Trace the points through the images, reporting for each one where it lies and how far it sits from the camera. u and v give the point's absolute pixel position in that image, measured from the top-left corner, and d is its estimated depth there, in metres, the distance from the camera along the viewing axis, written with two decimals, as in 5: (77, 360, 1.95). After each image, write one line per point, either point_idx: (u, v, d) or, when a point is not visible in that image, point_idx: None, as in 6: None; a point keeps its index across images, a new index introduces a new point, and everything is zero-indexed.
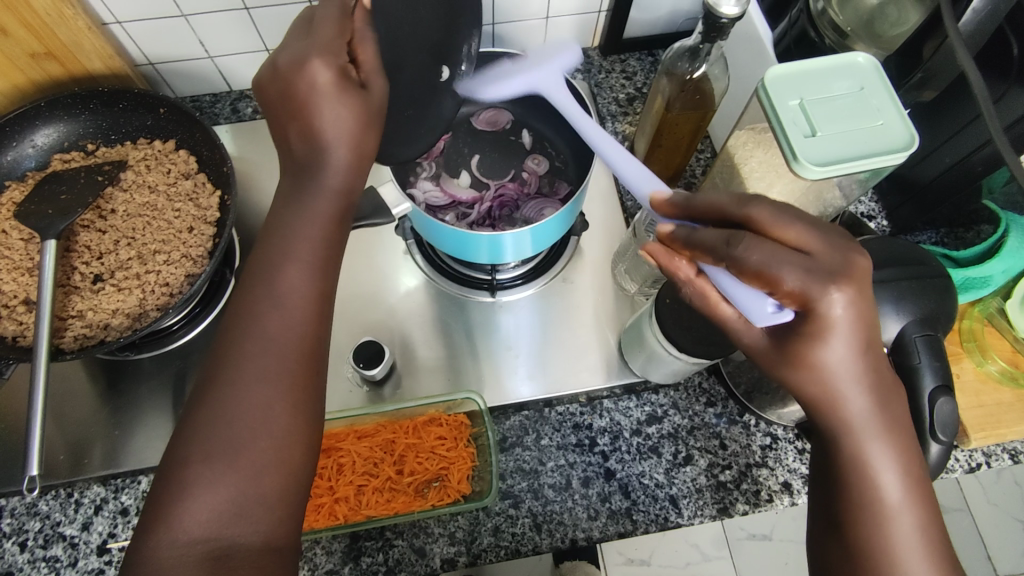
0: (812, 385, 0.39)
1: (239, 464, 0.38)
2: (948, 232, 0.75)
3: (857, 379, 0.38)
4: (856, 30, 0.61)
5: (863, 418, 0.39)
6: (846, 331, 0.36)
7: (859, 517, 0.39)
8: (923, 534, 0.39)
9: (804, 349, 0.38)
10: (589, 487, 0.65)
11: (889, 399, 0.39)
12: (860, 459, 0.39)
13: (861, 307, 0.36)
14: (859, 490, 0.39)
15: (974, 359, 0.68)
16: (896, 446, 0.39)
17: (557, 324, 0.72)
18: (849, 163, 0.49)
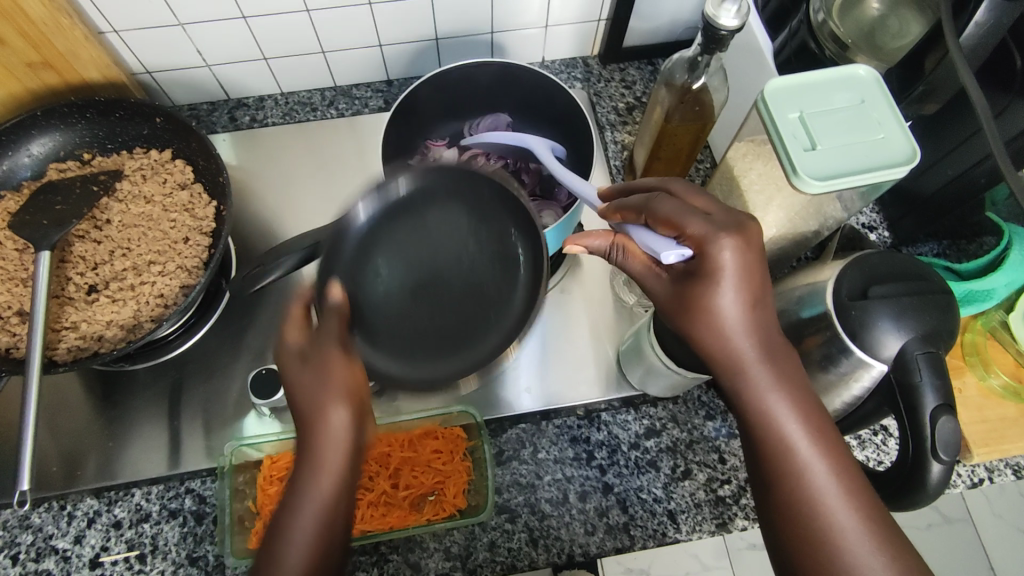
0: (709, 339, 0.42)
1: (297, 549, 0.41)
2: (951, 244, 0.74)
3: (748, 332, 0.41)
4: (856, 43, 0.61)
5: (758, 367, 0.41)
6: (736, 278, 0.40)
7: (780, 473, 0.41)
8: (843, 485, 0.40)
9: (701, 298, 0.41)
10: (586, 502, 0.64)
11: (780, 354, 0.42)
12: (765, 410, 0.41)
13: (751, 256, 0.41)
14: (777, 446, 0.41)
15: (976, 373, 0.67)
16: (795, 398, 0.41)
17: (556, 336, 0.71)
18: (850, 177, 0.48)
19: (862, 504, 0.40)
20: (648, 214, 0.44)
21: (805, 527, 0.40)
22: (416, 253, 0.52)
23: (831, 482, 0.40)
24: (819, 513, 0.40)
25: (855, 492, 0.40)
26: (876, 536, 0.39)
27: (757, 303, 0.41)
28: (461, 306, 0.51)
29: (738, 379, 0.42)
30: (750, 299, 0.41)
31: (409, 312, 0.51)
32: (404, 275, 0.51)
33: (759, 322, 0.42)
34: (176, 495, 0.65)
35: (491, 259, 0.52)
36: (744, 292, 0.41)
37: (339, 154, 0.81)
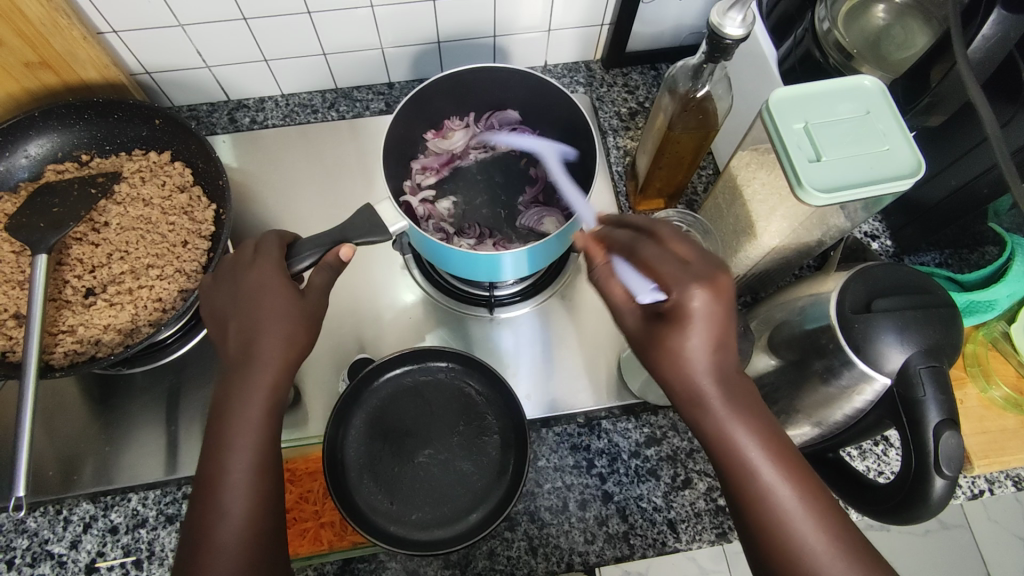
0: (675, 379, 0.41)
1: (230, 553, 0.42)
2: (953, 253, 0.74)
3: (710, 370, 0.41)
4: (861, 53, 0.61)
5: (717, 394, 0.41)
6: (699, 321, 0.40)
7: (750, 503, 0.41)
8: (811, 507, 0.40)
9: (669, 341, 0.41)
10: (586, 510, 0.64)
11: (741, 384, 0.42)
12: (730, 444, 0.41)
13: (716, 307, 0.40)
14: (746, 479, 0.40)
15: (978, 384, 0.67)
16: (759, 429, 0.41)
17: (555, 343, 0.71)
18: (855, 189, 0.48)
19: (831, 526, 0.40)
20: (638, 249, 0.44)
21: (778, 554, 0.40)
22: (416, 420, 0.61)
23: (801, 509, 0.40)
24: (789, 537, 0.39)
25: (823, 510, 0.40)
26: (850, 557, 0.39)
27: (722, 340, 0.41)
28: (470, 450, 0.60)
29: (702, 415, 0.41)
30: (715, 337, 0.41)
31: (408, 473, 0.58)
32: (410, 472, 0.58)
33: (722, 358, 0.41)
34: (173, 500, 0.64)
35: (473, 422, 0.61)
36: (706, 333, 0.40)
37: (339, 157, 0.80)
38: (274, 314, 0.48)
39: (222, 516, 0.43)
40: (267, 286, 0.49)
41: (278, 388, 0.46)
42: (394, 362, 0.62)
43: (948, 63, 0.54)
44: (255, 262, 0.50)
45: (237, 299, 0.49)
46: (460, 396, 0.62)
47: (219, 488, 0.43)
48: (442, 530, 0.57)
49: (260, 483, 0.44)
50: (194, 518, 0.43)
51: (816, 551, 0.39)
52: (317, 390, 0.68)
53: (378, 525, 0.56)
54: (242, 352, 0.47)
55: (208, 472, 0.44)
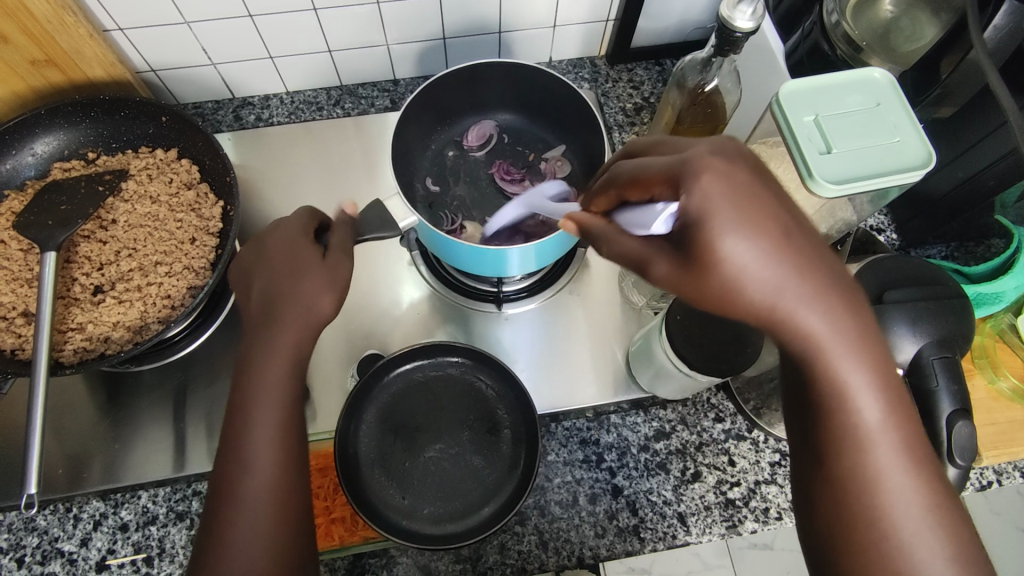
0: (728, 286, 0.33)
1: (255, 517, 0.40)
2: (959, 246, 0.74)
3: (791, 272, 0.32)
4: (870, 45, 0.60)
5: (797, 305, 0.33)
6: (729, 204, 0.32)
7: (828, 428, 0.35)
8: (897, 435, 0.34)
9: (698, 238, 0.32)
10: (596, 504, 0.64)
11: (835, 286, 0.33)
12: (821, 364, 0.34)
13: (735, 180, 0.33)
14: (830, 403, 0.35)
15: (985, 376, 0.67)
16: (861, 348, 0.34)
17: (563, 339, 0.71)
18: (866, 181, 0.48)
19: (916, 460, 0.34)
20: (619, 187, 0.40)
21: (850, 490, 0.34)
22: (427, 415, 0.61)
23: (886, 437, 0.34)
24: (862, 466, 0.34)
25: (907, 429, 0.35)
26: (929, 496, 0.34)
27: (785, 233, 0.33)
28: (480, 445, 0.60)
29: (784, 328, 0.34)
30: (762, 229, 0.32)
31: (416, 467, 0.58)
32: (420, 467, 0.58)
33: (796, 251, 0.33)
34: (183, 497, 0.64)
35: (483, 415, 0.61)
36: (756, 225, 0.32)
37: (345, 154, 0.80)
38: (299, 272, 0.47)
39: (245, 475, 0.41)
40: (291, 249, 0.48)
41: (300, 346, 0.44)
42: (404, 357, 0.62)
43: (959, 53, 0.54)
44: (276, 228, 0.50)
45: (259, 259, 0.48)
46: (470, 392, 0.62)
47: (241, 448, 0.41)
48: (454, 524, 0.57)
49: (285, 443, 0.42)
50: (216, 479, 0.41)
51: (889, 479, 0.34)
52: (326, 387, 0.68)
53: (390, 520, 0.56)
54: (263, 311, 0.45)
55: (231, 432, 0.42)
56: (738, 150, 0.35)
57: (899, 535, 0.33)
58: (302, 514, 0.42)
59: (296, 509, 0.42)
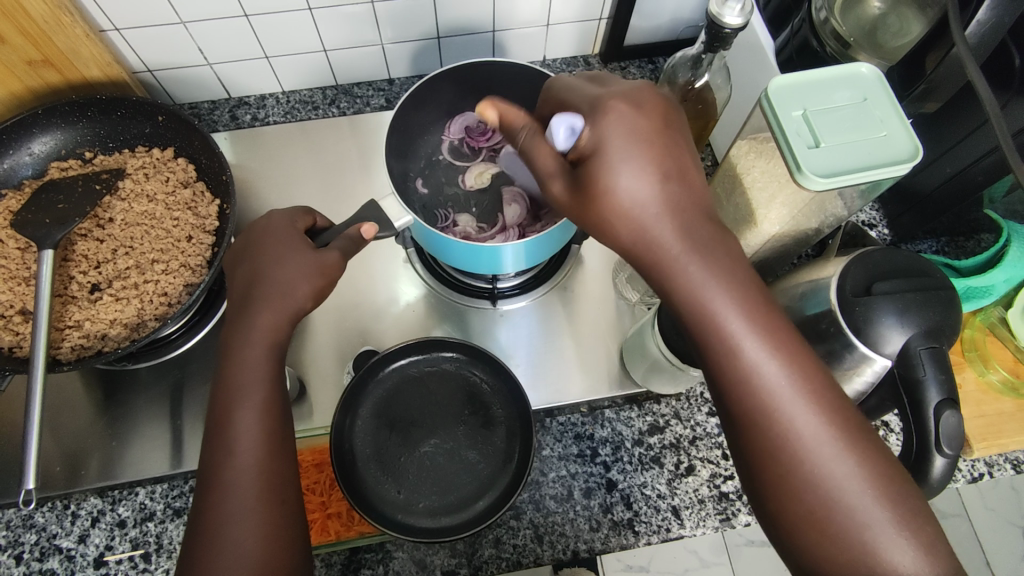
0: (619, 224, 0.40)
1: (241, 495, 0.42)
2: (949, 240, 0.76)
3: (660, 211, 0.39)
4: (857, 41, 0.62)
5: (675, 245, 0.39)
6: (630, 148, 0.40)
7: (727, 377, 0.38)
8: (797, 378, 0.37)
9: (593, 177, 0.40)
10: (591, 498, 0.65)
11: (708, 236, 0.39)
12: (697, 302, 0.38)
13: (640, 126, 0.41)
14: (721, 352, 0.38)
15: (975, 369, 0.68)
16: (737, 294, 0.38)
17: (558, 335, 0.72)
18: (853, 174, 0.48)
19: (821, 401, 0.37)
20: (563, 109, 0.47)
21: (763, 433, 0.38)
22: (425, 410, 0.61)
23: (778, 372, 0.37)
24: (765, 408, 0.37)
25: (801, 366, 0.38)
26: (839, 431, 0.37)
27: (667, 181, 0.40)
28: (475, 439, 0.60)
29: (664, 270, 0.39)
30: (651, 168, 0.40)
31: (411, 461, 0.59)
32: (416, 462, 0.59)
33: (673, 197, 0.40)
34: (180, 494, 0.65)
35: (475, 408, 0.62)
36: (643, 167, 0.39)
37: (341, 153, 0.81)
38: (285, 260, 0.48)
39: (232, 457, 0.43)
40: (278, 238, 0.50)
41: (279, 331, 0.46)
42: (399, 353, 0.62)
43: (943, 50, 0.54)
44: (266, 218, 0.52)
45: (247, 245, 0.50)
46: (465, 388, 0.62)
47: (229, 433, 0.43)
48: (449, 517, 0.57)
49: (270, 428, 0.44)
50: (206, 462, 0.43)
51: (787, 407, 0.37)
52: (322, 384, 0.69)
53: (386, 514, 0.57)
54: (246, 294, 0.47)
55: (217, 416, 0.44)
56: (652, 102, 0.42)
57: (816, 468, 0.37)
58: (291, 495, 0.44)
59: (284, 491, 0.44)
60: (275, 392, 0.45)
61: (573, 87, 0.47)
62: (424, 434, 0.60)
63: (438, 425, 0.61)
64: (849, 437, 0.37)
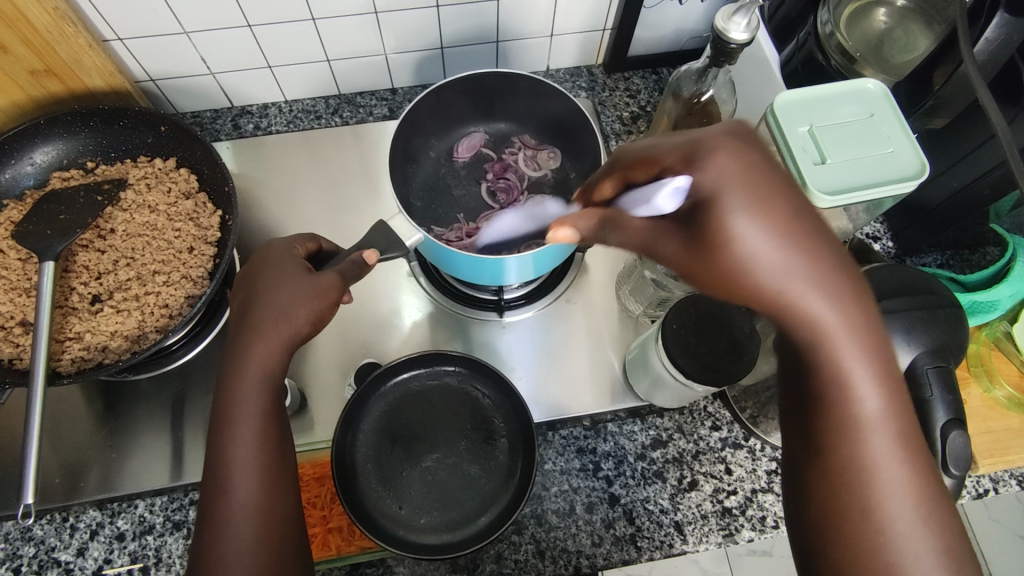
0: (740, 273, 0.34)
1: (239, 532, 0.42)
2: (954, 253, 0.75)
3: (800, 258, 0.34)
4: (864, 56, 0.61)
5: (802, 293, 0.34)
6: (749, 194, 0.34)
7: (831, 436, 0.35)
8: (904, 461, 0.35)
9: (712, 223, 0.35)
10: (593, 513, 0.64)
11: (830, 277, 0.34)
12: (823, 350, 0.35)
13: (748, 170, 0.35)
14: (836, 408, 0.35)
15: (981, 384, 0.67)
16: (874, 359, 0.35)
17: (560, 347, 0.71)
18: (859, 192, 0.48)
19: (923, 473, 0.35)
20: (624, 166, 0.43)
21: (847, 501, 0.35)
22: (429, 426, 0.61)
23: (880, 427, 0.35)
24: (863, 476, 0.35)
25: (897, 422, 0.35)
26: (935, 518, 0.34)
27: (792, 222, 0.34)
28: (478, 454, 0.60)
29: (791, 318, 0.35)
30: (778, 214, 0.34)
31: (414, 478, 0.58)
32: (419, 479, 0.58)
33: (805, 241, 0.34)
34: (180, 507, 0.64)
35: (483, 427, 0.61)
36: (767, 215, 0.34)
37: (343, 163, 0.81)
38: (280, 286, 0.48)
39: (228, 494, 0.42)
40: (277, 264, 0.50)
41: (272, 360, 0.46)
42: (401, 366, 0.62)
43: (951, 65, 0.54)
44: (266, 246, 0.52)
45: (247, 273, 0.50)
46: (468, 404, 0.62)
47: (223, 470, 0.43)
48: (451, 533, 0.57)
49: (265, 461, 0.44)
50: (202, 502, 0.43)
51: (885, 469, 0.35)
52: (323, 395, 0.68)
53: (387, 530, 0.56)
54: (241, 323, 0.47)
55: (212, 454, 0.44)
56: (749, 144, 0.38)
57: (902, 553, 0.33)
58: (291, 529, 0.44)
59: (283, 527, 0.43)
60: (270, 422, 0.45)
61: (635, 143, 0.43)
62: (429, 453, 0.59)
63: (447, 446, 0.60)
64: (944, 523, 0.34)
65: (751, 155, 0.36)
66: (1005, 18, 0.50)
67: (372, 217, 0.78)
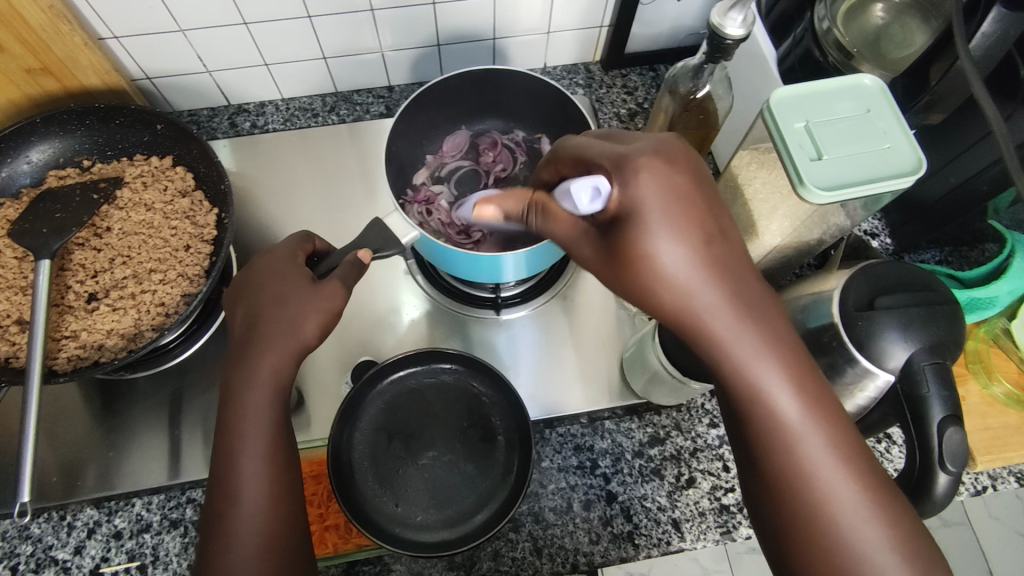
0: (663, 295, 0.37)
1: (247, 544, 0.42)
2: (952, 250, 0.74)
3: (709, 281, 0.36)
4: (861, 52, 0.61)
5: (722, 315, 0.36)
6: (663, 215, 0.36)
7: (767, 444, 0.37)
8: (835, 446, 0.36)
9: (633, 244, 0.37)
10: (590, 510, 0.64)
11: (747, 296, 0.37)
12: (743, 370, 0.36)
13: (676, 186, 0.37)
14: (759, 417, 0.37)
15: (979, 381, 0.67)
16: (784, 364, 0.36)
17: (556, 344, 0.71)
18: (855, 187, 0.48)
19: (874, 490, 0.36)
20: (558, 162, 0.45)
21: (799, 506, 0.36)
22: (426, 426, 0.61)
23: (821, 444, 0.36)
24: (805, 475, 0.36)
25: (842, 442, 0.36)
26: (876, 507, 0.36)
27: (706, 242, 0.37)
28: (474, 452, 0.60)
29: (704, 336, 0.37)
30: (690, 234, 0.37)
31: (411, 478, 0.58)
32: (416, 476, 0.58)
33: (719, 265, 0.37)
34: (177, 505, 0.64)
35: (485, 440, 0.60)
36: (684, 233, 0.37)
37: (340, 161, 0.80)
38: (275, 296, 0.49)
39: (238, 504, 0.44)
40: (270, 273, 0.50)
41: (281, 369, 0.46)
42: (397, 364, 0.62)
43: (948, 61, 0.54)
44: (268, 251, 0.53)
45: (247, 279, 0.51)
46: (466, 403, 0.62)
47: (228, 479, 0.44)
48: (448, 530, 0.57)
49: (273, 473, 0.45)
50: (209, 513, 0.44)
51: (837, 491, 0.36)
52: (320, 394, 0.68)
53: (383, 528, 0.56)
54: (247, 336, 0.48)
55: (218, 466, 0.44)
56: (685, 158, 0.39)
57: (854, 545, 0.35)
58: (296, 537, 0.44)
59: (286, 536, 0.44)
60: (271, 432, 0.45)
61: (575, 139, 0.44)
62: (430, 460, 0.59)
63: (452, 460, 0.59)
64: (883, 509, 0.36)
65: (677, 167, 0.38)
66: (1002, 12, 0.50)
67: (369, 216, 0.78)
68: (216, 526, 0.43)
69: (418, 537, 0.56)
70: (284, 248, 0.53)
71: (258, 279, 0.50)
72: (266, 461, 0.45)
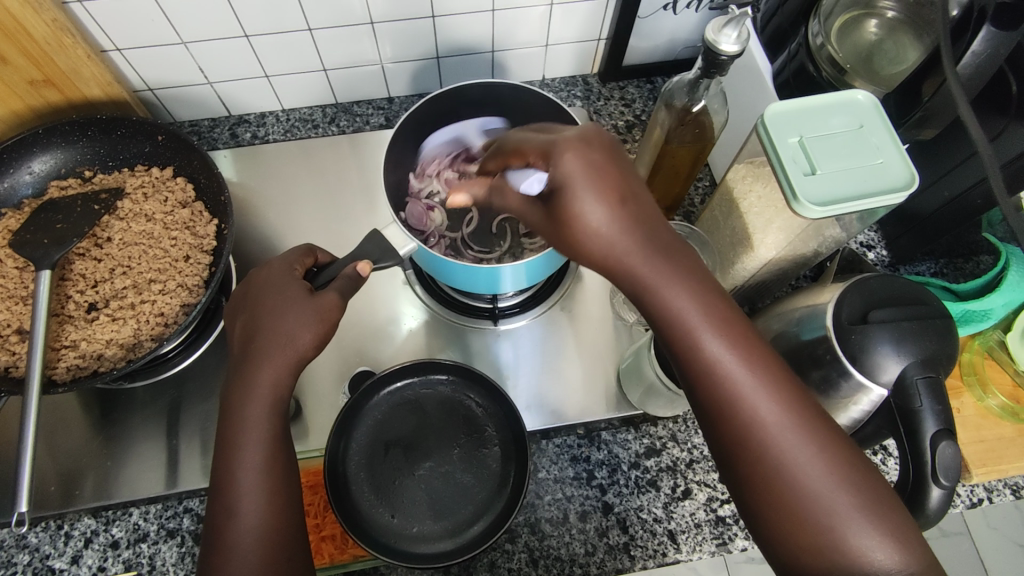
0: (588, 245, 0.41)
1: (246, 557, 0.43)
2: (948, 262, 0.75)
3: (624, 227, 0.40)
4: (853, 66, 0.62)
5: (643, 261, 0.40)
6: (584, 178, 0.40)
7: (700, 376, 0.40)
8: (764, 379, 0.39)
9: (561, 206, 0.40)
10: (586, 522, 0.64)
11: (667, 246, 0.40)
12: (673, 313, 0.40)
13: (593, 158, 0.41)
14: (688, 349, 0.40)
15: (974, 393, 0.67)
16: (698, 292, 0.40)
17: (555, 355, 0.72)
18: (848, 203, 0.48)
19: (801, 418, 0.39)
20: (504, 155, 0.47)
21: (728, 418, 0.39)
22: (427, 436, 0.61)
23: (752, 381, 0.39)
24: (729, 391, 0.39)
25: (777, 379, 0.39)
26: (802, 427, 0.39)
27: (624, 201, 0.40)
28: (473, 461, 0.60)
29: (630, 276, 0.40)
30: (612, 195, 0.40)
31: (406, 485, 0.59)
32: (415, 487, 0.59)
33: (633, 212, 0.40)
34: (174, 514, 0.64)
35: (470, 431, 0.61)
36: (603, 193, 0.40)
37: (340, 172, 0.81)
38: (274, 310, 0.49)
39: (235, 518, 0.44)
40: (273, 287, 0.51)
41: (279, 385, 0.47)
42: (395, 376, 0.62)
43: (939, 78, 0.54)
44: (265, 264, 0.53)
45: (246, 294, 0.51)
46: (464, 418, 0.62)
47: (230, 493, 0.44)
48: (447, 541, 0.57)
49: (273, 486, 0.45)
50: (210, 529, 0.44)
51: (771, 425, 0.39)
52: (319, 403, 0.69)
53: (381, 539, 0.56)
54: (246, 349, 0.48)
55: (219, 478, 0.45)
56: (600, 134, 0.42)
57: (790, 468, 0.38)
58: (298, 553, 0.45)
59: (288, 551, 0.44)
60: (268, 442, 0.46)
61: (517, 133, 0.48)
62: (421, 462, 0.60)
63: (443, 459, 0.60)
64: (813, 428, 0.39)
65: (593, 142, 0.41)
66: (992, 31, 0.51)
67: (368, 227, 0.78)
68: (216, 542, 0.43)
69: (416, 549, 0.57)
70: (279, 262, 0.53)
71: (257, 295, 0.50)
72: (262, 476, 0.45)
